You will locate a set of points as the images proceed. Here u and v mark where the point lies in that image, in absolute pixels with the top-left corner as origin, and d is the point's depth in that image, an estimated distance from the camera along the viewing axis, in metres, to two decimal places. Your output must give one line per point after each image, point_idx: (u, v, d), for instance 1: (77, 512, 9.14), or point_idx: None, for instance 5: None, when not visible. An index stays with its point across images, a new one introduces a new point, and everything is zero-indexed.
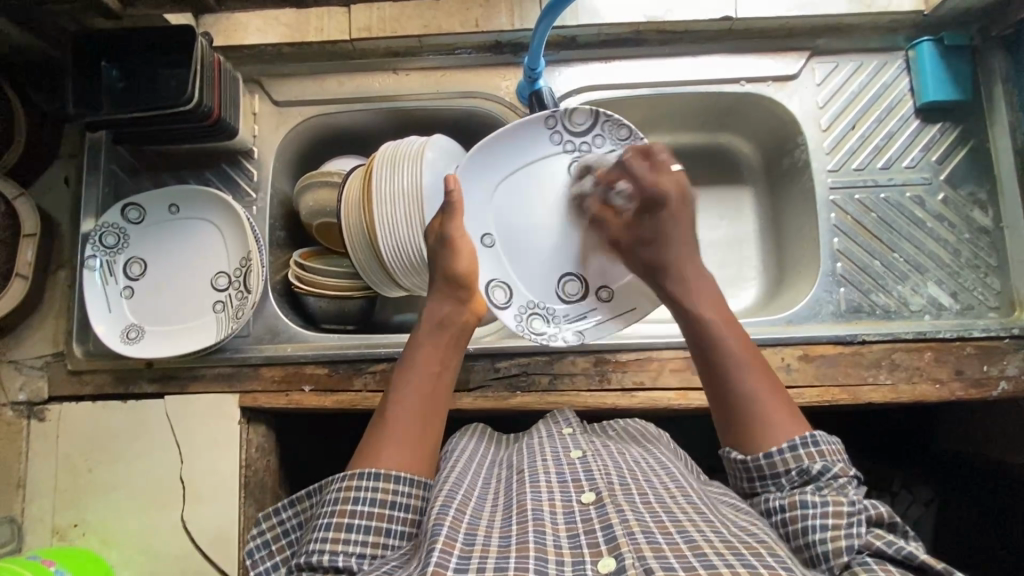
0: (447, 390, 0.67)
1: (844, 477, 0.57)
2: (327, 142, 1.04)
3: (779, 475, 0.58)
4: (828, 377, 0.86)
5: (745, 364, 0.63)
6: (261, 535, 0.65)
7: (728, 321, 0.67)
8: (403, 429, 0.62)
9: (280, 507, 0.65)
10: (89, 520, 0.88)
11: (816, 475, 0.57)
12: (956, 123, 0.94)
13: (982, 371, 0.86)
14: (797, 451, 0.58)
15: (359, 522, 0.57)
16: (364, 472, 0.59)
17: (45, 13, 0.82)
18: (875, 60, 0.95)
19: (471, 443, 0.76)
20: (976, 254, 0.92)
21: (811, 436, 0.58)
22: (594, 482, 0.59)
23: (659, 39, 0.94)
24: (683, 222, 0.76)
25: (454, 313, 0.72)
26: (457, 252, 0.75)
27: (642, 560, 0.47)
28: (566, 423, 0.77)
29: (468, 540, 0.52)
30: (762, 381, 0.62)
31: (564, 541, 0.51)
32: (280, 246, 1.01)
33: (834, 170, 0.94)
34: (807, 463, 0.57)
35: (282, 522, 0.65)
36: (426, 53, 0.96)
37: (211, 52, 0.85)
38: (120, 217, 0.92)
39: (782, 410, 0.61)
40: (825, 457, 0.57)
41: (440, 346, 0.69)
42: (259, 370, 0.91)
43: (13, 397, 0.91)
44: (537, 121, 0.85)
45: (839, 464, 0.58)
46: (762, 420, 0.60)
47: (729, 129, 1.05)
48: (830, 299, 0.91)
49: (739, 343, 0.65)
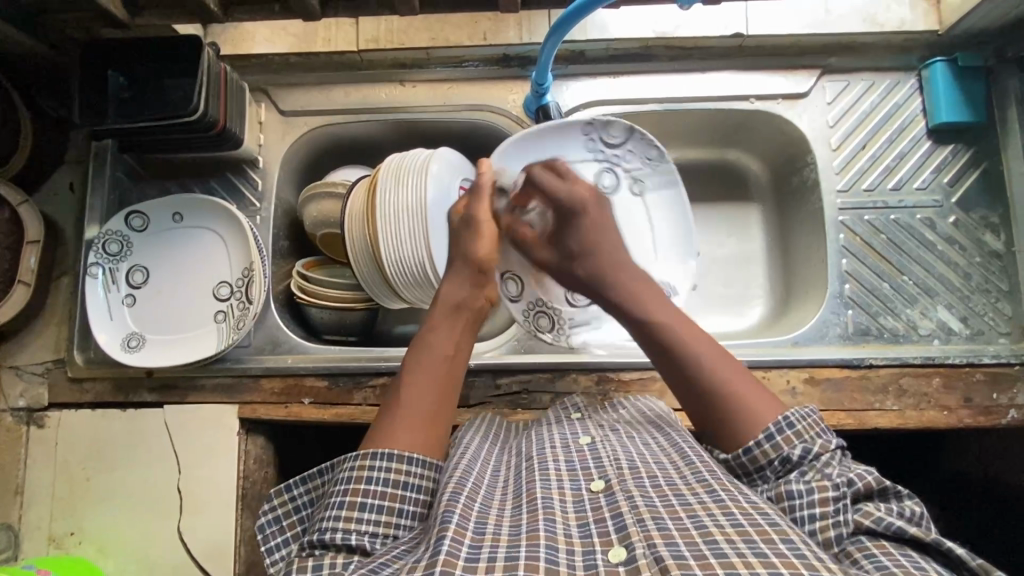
0: (461, 373, 0.66)
1: (825, 454, 0.56)
2: (332, 152, 1.03)
3: (763, 467, 0.57)
4: (835, 401, 0.85)
5: (710, 355, 0.62)
6: (272, 510, 0.63)
7: (677, 319, 0.65)
8: (419, 405, 0.61)
9: (291, 484, 0.63)
10: (85, 529, 0.88)
11: (796, 461, 0.56)
12: (968, 145, 0.93)
13: (991, 399, 0.85)
14: (774, 440, 0.57)
15: (372, 501, 0.56)
16: (378, 452, 0.57)
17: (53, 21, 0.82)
18: (887, 79, 0.94)
19: (479, 430, 0.74)
20: (987, 278, 0.91)
21: (785, 418, 0.58)
22: (603, 471, 0.57)
23: (667, 55, 0.93)
24: (605, 223, 0.74)
25: (471, 298, 0.71)
26: (480, 235, 0.75)
27: (652, 549, 0.45)
28: (574, 409, 0.76)
29: (478, 529, 0.51)
30: (727, 369, 0.61)
31: (575, 531, 0.50)
32: (283, 255, 1.00)
33: (844, 191, 0.93)
34: (785, 451, 0.56)
35: (294, 499, 0.63)
36: (434, 65, 0.96)
37: (218, 62, 0.84)
38: (123, 225, 0.92)
39: (758, 398, 0.60)
40: (803, 438, 0.57)
41: (457, 329, 0.68)
42: (259, 382, 0.91)
43: (13, 403, 0.91)
44: (576, 125, 0.87)
45: (818, 440, 0.57)
46: (736, 410, 0.59)
47: (737, 145, 1.04)
48: (837, 321, 0.90)
49: (719, 357, 0.62)
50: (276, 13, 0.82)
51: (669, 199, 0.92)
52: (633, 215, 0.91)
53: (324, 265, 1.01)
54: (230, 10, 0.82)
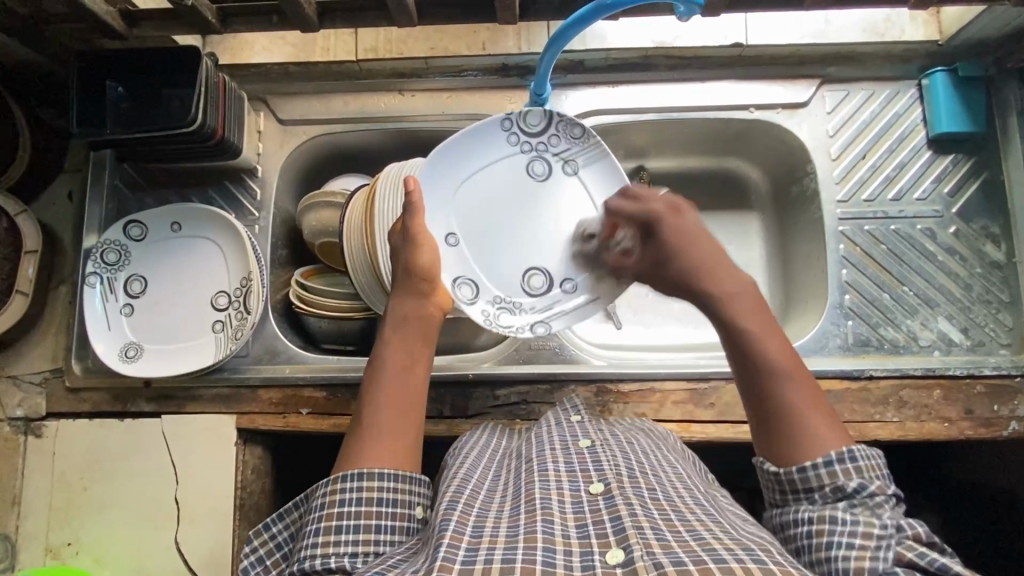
0: (424, 381, 0.65)
1: (880, 496, 0.52)
2: (331, 160, 1.03)
3: (813, 489, 0.54)
4: (834, 413, 0.84)
5: (788, 372, 0.59)
6: (255, 551, 0.63)
7: (770, 333, 0.61)
8: (380, 423, 0.61)
9: (271, 521, 0.64)
10: (82, 540, 0.87)
11: (850, 494, 0.52)
12: (968, 155, 0.92)
13: (992, 410, 0.84)
14: (832, 467, 0.53)
15: (348, 522, 0.56)
16: (347, 474, 0.57)
17: (51, 32, 0.82)
18: (887, 89, 0.94)
19: (482, 441, 0.73)
20: (988, 289, 0.90)
21: (849, 450, 0.54)
22: (603, 473, 0.57)
23: (667, 64, 0.93)
24: (689, 230, 0.70)
25: (420, 307, 0.69)
26: (419, 245, 0.71)
27: (651, 555, 0.44)
28: (575, 411, 0.76)
29: (475, 532, 0.50)
30: (805, 391, 0.58)
31: (573, 531, 0.49)
32: (281, 264, 1.00)
33: (844, 201, 0.93)
34: (841, 481, 0.53)
35: (275, 537, 0.63)
36: (433, 75, 0.96)
37: (216, 72, 0.84)
38: (121, 234, 0.92)
39: (824, 422, 0.57)
40: (863, 474, 0.53)
41: (411, 340, 0.67)
42: (257, 392, 0.91)
43: (10, 412, 0.91)
44: (491, 121, 0.81)
45: (876, 481, 0.53)
46: (794, 428, 0.56)
47: (737, 154, 1.03)
48: (837, 332, 0.90)
49: (785, 356, 0.60)
50: (273, 25, 0.82)
51: (602, 170, 0.84)
52: (569, 196, 0.84)
53: (323, 274, 1.00)
54: (228, 21, 0.82)
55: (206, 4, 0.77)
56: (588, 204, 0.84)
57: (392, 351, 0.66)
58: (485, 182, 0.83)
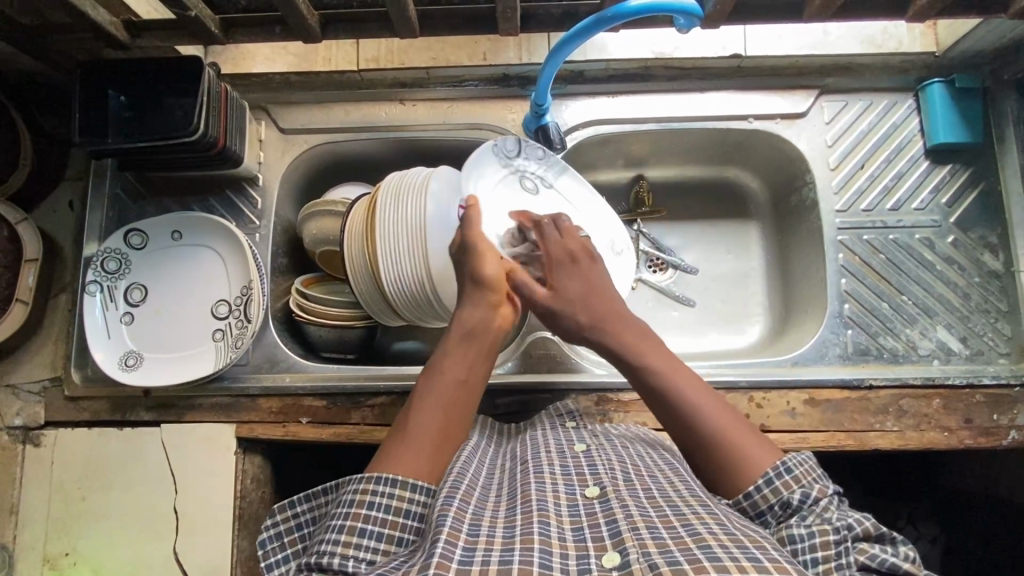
0: (474, 401, 0.64)
1: (824, 499, 0.54)
2: (332, 169, 1.03)
3: (764, 512, 0.55)
4: (835, 422, 0.85)
5: (706, 410, 0.60)
6: (274, 526, 0.62)
7: (678, 374, 0.64)
8: (428, 432, 0.60)
9: (296, 500, 0.63)
10: (80, 549, 0.87)
11: (796, 505, 0.54)
12: (965, 165, 0.93)
13: (992, 420, 0.84)
14: (773, 484, 0.55)
15: (372, 527, 0.53)
16: (381, 476, 0.55)
17: (55, 42, 0.82)
18: (884, 100, 0.94)
19: (476, 437, 0.73)
20: (986, 298, 0.91)
21: (783, 463, 0.56)
22: (598, 476, 0.57)
23: (667, 75, 0.94)
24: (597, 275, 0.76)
25: (487, 320, 0.69)
26: (482, 257, 0.72)
27: (647, 556, 0.44)
28: (570, 417, 0.75)
29: (472, 531, 0.50)
30: (725, 421, 0.60)
31: (569, 534, 0.49)
32: (282, 273, 1.00)
33: (843, 211, 0.93)
34: (786, 495, 0.54)
35: (296, 516, 0.63)
36: (434, 85, 0.96)
37: (218, 81, 0.85)
38: (122, 243, 0.92)
39: (748, 440, 0.59)
40: (801, 483, 0.55)
41: (471, 356, 0.66)
42: (257, 401, 0.90)
43: (9, 421, 0.90)
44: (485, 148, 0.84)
45: (817, 486, 0.55)
46: (729, 458, 0.58)
47: (737, 163, 1.04)
48: (837, 341, 0.90)
49: (696, 386, 0.63)
50: (276, 35, 0.83)
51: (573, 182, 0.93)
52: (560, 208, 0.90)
53: (323, 282, 1.00)
54: (231, 32, 0.83)
55: (210, 15, 0.78)
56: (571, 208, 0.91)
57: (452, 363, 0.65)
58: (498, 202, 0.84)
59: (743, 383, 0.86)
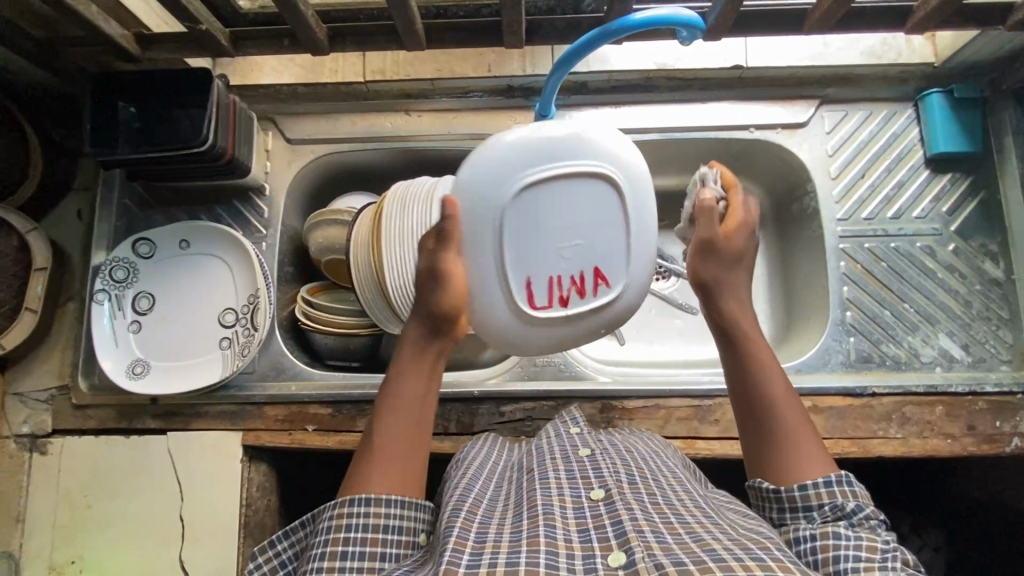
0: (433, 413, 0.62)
1: (876, 519, 0.52)
2: (337, 178, 1.04)
3: (812, 507, 0.53)
4: (838, 430, 0.85)
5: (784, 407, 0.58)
6: (258, 567, 0.62)
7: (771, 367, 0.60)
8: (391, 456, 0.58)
9: (275, 539, 0.63)
10: (86, 557, 0.87)
11: (848, 513, 0.51)
12: (966, 173, 0.94)
13: (994, 427, 0.85)
14: (831, 488, 0.53)
15: (353, 548, 0.53)
16: (353, 498, 0.55)
17: (66, 55, 0.83)
18: (883, 110, 0.96)
19: (480, 450, 0.73)
20: (987, 306, 0.91)
21: (846, 475, 0.53)
22: (603, 480, 0.57)
23: (669, 86, 0.95)
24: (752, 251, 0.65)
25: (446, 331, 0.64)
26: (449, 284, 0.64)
27: (652, 556, 0.45)
28: (575, 422, 0.75)
29: (479, 538, 0.51)
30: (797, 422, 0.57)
31: (575, 535, 0.50)
32: (288, 281, 1.01)
33: (844, 219, 0.94)
34: (840, 500, 0.52)
35: (278, 555, 0.63)
36: (438, 96, 0.98)
37: (227, 94, 0.86)
38: (130, 252, 0.93)
39: (812, 451, 0.56)
40: (859, 497, 0.52)
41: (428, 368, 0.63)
42: (263, 409, 0.91)
43: (18, 429, 0.91)
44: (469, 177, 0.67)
45: (870, 505, 0.52)
46: (786, 454, 0.56)
47: (739, 172, 1.05)
48: (839, 348, 0.91)
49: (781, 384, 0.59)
50: (285, 48, 0.84)
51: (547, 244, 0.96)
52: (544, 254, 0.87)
53: (328, 290, 1.01)
54: (240, 44, 0.84)
55: (219, 28, 0.79)
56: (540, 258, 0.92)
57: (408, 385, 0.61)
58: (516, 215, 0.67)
59: None
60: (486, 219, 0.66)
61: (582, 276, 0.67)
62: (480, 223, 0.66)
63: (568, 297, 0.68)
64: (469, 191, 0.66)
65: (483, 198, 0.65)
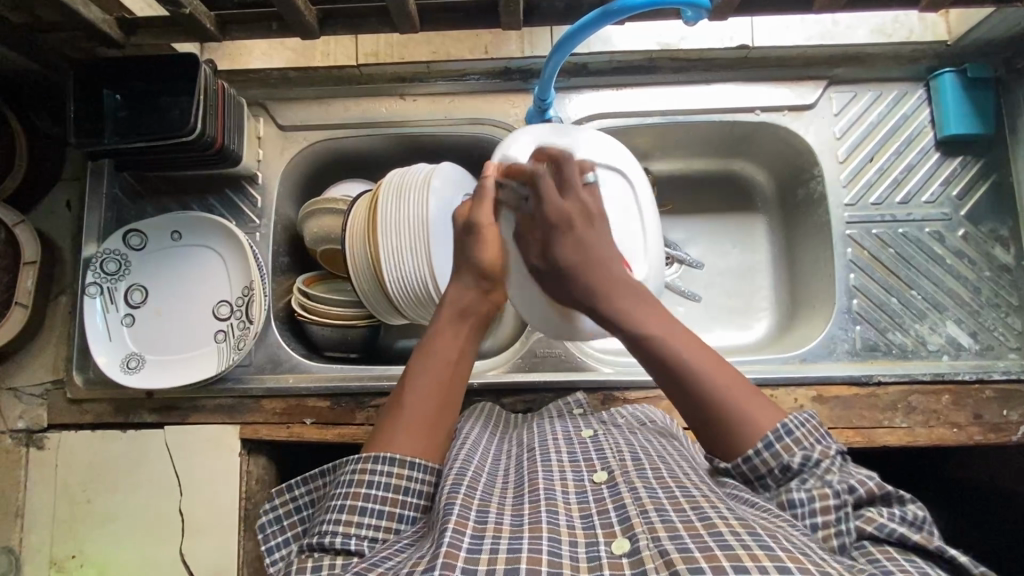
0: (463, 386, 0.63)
1: (825, 461, 0.53)
2: (332, 165, 1.02)
3: (763, 475, 0.54)
4: (842, 419, 0.84)
5: (708, 362, 0.58)
6: (274, 509, 0.63)
7: (676, 335, 0.59)
8: (424, 408, 0.60)
9: (293, 484, 0.63)
10: (87, 551, 0.87)
11: (796, 469, 0.53)
12: (977, 156, 0.91)
13: (1002, 415, 0.84)
14: (773, 448, 0.54)
15: (373, 506, 0.54)
16: (379, 456, 0.56)
17: (46, 41, 0.80)
18: (894, 90, 0.92)
19: (478, 420, 0.74)
20: (996, 292, 0.89)
21: (784, 425, 0.54)
22: (606, 462, 0.57)
23: (673, 67, 0.92)
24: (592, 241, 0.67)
25: (477, 302, 0.68)
26: (483, 240, 0.70)
27: (656, 541, 0.43)
28: (577, 406, 0.75)
29: (480, 518, 0.50)
30: (724, 377, 0.57)
31: (578, 521, 0.49)
32: (284, 272, 0.99)
33: (851, 204, 0.92)
34: (785, 459, 0.53)
35: (294, 499, 0.63)
36: (435, 79, 0.95)
37: (215, 79, 0.83)
38: (122, 244, 0.91)
39: (754, 403, 0.56)
40: (803, 445, 0.53)
41: (462, 336, 0.65)
42: (260, 403, 0.90)
43: (13, 425, 0.90)
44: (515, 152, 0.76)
45: (817, 447, 0.54)
46: (734, 423, 0.55)
47: (743, 156, 1.02)
48: (845, 337, 0.89)
49: (694, 347, 0.59)
50: (273, 32, 0.81)
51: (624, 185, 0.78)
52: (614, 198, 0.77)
53: (324, 280, 0.99)
54: (228, 29, 0.81)
55: (205, 12, 0.76)
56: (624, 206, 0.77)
57: (443, 344, 0.64)
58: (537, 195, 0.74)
59: (750, 380, 0.85)
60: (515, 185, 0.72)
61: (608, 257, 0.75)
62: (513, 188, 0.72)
63: None
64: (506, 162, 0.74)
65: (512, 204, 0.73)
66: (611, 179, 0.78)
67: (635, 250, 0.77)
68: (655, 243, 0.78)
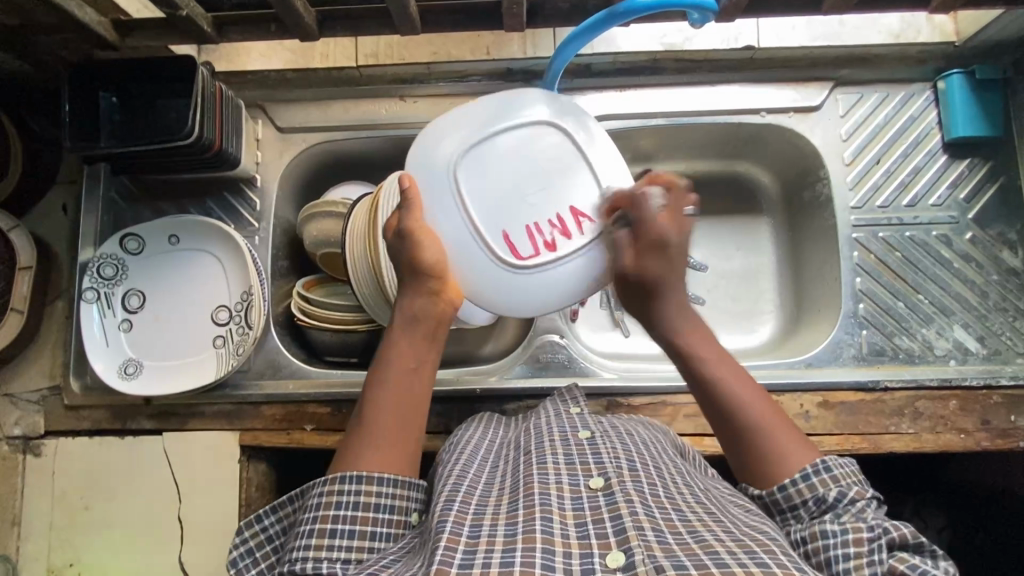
0: (427, 389, 0.62)
1: (862, 500, 0.53)
2: (330, 167, 1.00)
3: (797, 506, 0.55)
4: (848, 425, 0.83)
5: (757, 406, 0.60)
6: (245, 543, 0.61)
7: (734, 376, 0.62)
8: (386, 429, 0.59)
9: (262, 513, 0.62)
10: (85, 559, 0.86)
11: (832, 504, 0.53)
12: (985, 158, 0.90)
13: (1009, 421, 0.83)
14: (809, 481, 0.55)
15: (343, 526, 0.53)
16: (346, 475, 0.55)
17: (40, 43, 0.79)
18: (901, 92, 0.91)
19: (475, 431, 0.72)
20: (1004, 296, 0.89)
21: (822, 462, 0.56)
22: (603, 466, 0.55)
23: (677, 68, 0.91)
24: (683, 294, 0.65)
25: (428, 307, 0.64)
26: (420, 245, 0.64)
27: (653, 559, 0.43)
28: (575, 401, 0.72)
29: (474, 532, 0.48)
30: (775, 421, 0.60)
31: (572, 530, 0.47)
32: (282, 276, 0.98)
33: (857, 208, 0.91)
34: (821, 492, 0.54)
35: (266, 529, 0.62)
36: (435, 80, 0.93)
37: (212, 82, 0.81)
38: (119, 249, 0.90)
39: (792, 447, 0.58)
40: (840, 484, 0.54)
41: (417, 345, 0.63)
42: (260, 409, 0.89)
43: (9, 432, 0.89)
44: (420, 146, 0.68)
45: (854, 487, 0.54)
46: (772, 454, 0.58)
47: (747, 158, 1.01)
48: (851, 342, 0.88)
49: (753, 400, 0.61)
50: (271, 33, 0.79)
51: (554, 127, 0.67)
52: (548, 144, 0.67)
53: (324, 284, 0.98)
54: (224, 30, 0.80)
55: (201, 14, 0.75)
56: (561, 152, 0.67)
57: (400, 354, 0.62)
58: (466, 182, 0.66)
59: (757, 387, 0.84)
60: (439, 175, 0.66)
61: (561, 218, 0.65)
62: (434, 181, 0.66)
63: (554, 240, 0.65)
64: (420, 155, 0.67)
65: (439, 207, 0.66)
66: (539, 124, 0.67)
67: (587, 192, 0.66)
68: (617, 178, 0.67)
